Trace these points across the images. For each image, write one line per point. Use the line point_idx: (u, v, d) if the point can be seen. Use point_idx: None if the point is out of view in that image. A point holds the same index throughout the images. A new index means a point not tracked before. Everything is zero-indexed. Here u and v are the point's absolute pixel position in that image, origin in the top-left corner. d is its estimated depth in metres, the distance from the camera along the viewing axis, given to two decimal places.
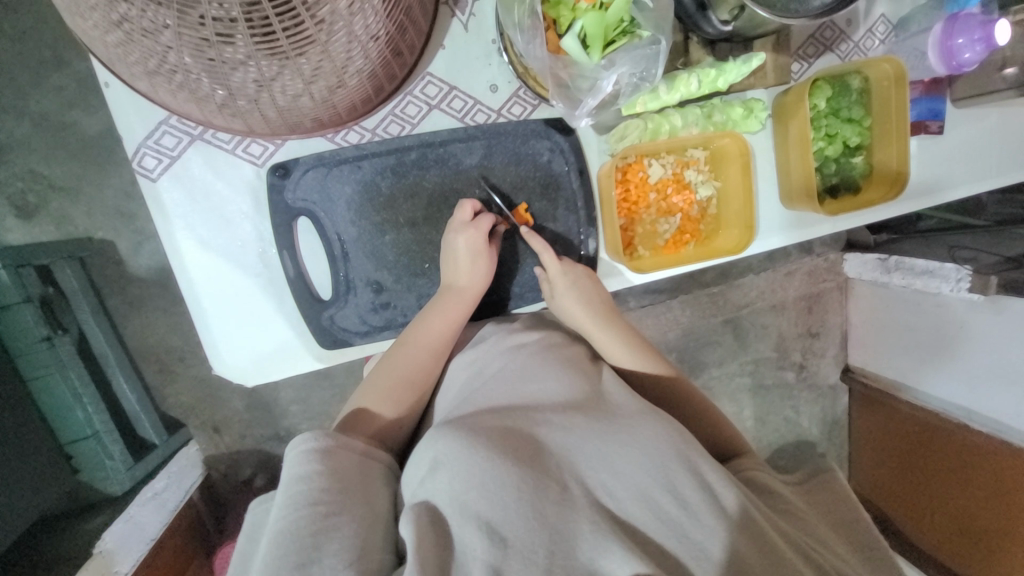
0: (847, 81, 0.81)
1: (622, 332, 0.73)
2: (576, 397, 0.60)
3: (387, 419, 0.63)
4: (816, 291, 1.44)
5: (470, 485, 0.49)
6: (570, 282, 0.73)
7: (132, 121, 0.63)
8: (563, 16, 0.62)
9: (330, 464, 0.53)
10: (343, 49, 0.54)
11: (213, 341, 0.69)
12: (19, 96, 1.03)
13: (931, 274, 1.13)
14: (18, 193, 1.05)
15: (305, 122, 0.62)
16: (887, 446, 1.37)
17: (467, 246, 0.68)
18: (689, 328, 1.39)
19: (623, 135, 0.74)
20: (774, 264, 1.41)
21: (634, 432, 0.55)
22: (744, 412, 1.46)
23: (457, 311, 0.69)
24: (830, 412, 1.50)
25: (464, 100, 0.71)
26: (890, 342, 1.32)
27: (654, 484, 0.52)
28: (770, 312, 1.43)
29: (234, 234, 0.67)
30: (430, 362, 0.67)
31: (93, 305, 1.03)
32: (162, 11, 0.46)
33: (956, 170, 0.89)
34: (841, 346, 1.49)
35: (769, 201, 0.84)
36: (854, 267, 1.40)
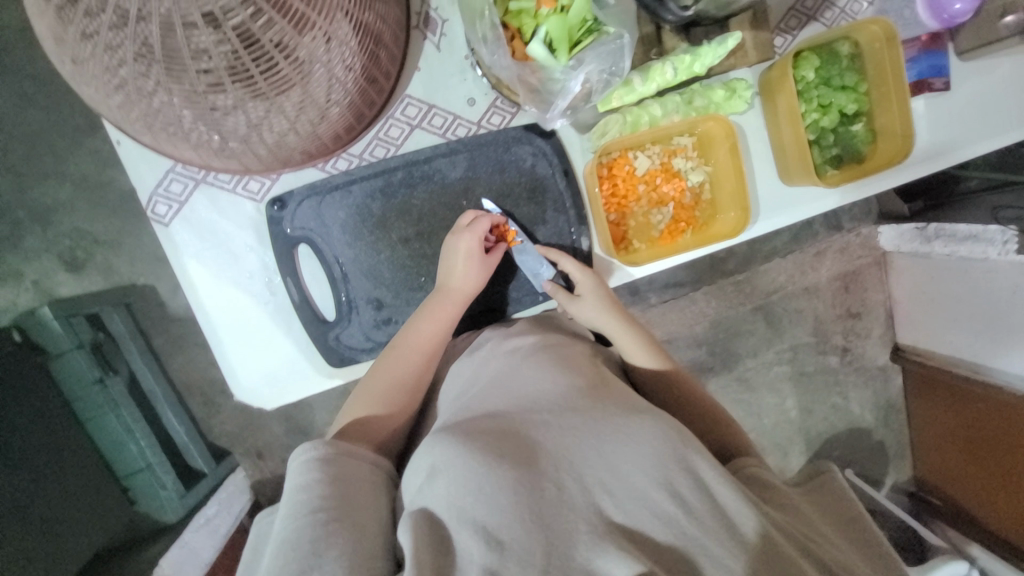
0: (835, 49, 0.78)
1: (640, 335, 0.74)
2: (572, 394, 0.59)
3: (383, 420, 0.64)
4: (852, 269, 1.39)
5: (465, 489, 0.50)
6: (593, 283, 0.73)
7: (142, 172, 0.68)
8: (526, 24, 0.63)
9: (331, 470, 0.55)
10: (322, 85, 0.59)
11: (232, 366, 0.73)
12: (60, 161, 1.14)
13: (975, 239, 1.08)
14: (68, 250, 1.16)
15: (295, 156, 0.66)
16: (950, 427, 1.29)
17: (463, 250, 0.69)
18: (717, 318, 1.37)
19: (604, 131, 0.74)
20: (801, 245, 1.37)
21: (630, 433, 0.54)
22: (786, 403, 1.43)
23: (445, 314, 0.70)
24: (883, 396, 1.46)
25: (444, 116, 0.74)
26: (940, 314, 1.25)
27: (648, 483, 0.51)
28: (803, 295, 1.39)
29: (241, 267, 0.72)
30: (422, 363, 0.68)
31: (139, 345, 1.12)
32: (155, 72, 0.51)
33: (971, 127, 0.85)
34: (887, 325, 1.43)
35: (767, 179, 0.82)
36: (890, 240, 1.35)
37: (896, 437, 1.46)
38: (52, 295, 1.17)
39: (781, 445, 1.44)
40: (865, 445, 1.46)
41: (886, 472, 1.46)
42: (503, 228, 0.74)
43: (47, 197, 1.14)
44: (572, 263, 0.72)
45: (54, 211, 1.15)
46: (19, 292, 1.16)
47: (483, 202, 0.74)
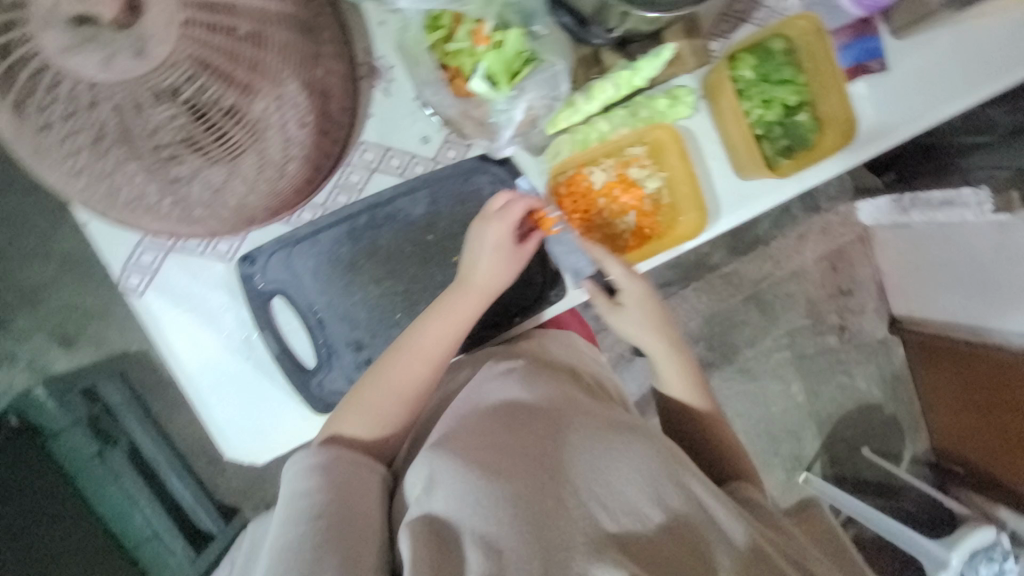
0: (768, 46, 0.81)
1: (685, 369, 0.79)
2: (567, 408, 0.61)
3: (374, 436, 0.68)
4: (836, 249, 1.53)
5: (465, 499, 0.51)
6: (639, 296, 0.76)
7: (111, 245, 0.70)
8: (465, 62, 0.66)
9: (327, 478, 0.60)
10: (278, 145, 0.61)
11: (218, 424, 0.74)
12: (44, 242, 1.19)
13: (953, 204, 1.17)
14: (60, 326, 1.21)
15: (259, 215, 0.67)
16: (954, 393, 1.38)
17: (493, 240, 0.70)
18: (711, 312, 1.51)
19: (556, 152, 0.78)
20: (783, 229, 1.51)
21: (629, 448, 0.55)
22: (793, 387, 1.57)
23: (463, 305, 0.70)
24: (888, 369, 1.59)
25: (401, 157, 0.76)
26: (936, 281, 1.31)
27: (645, 494, 0.52)
28: (792, 280, 1.53)
29: (217, 326, 0.73)
30: (425, 370, 0.69)
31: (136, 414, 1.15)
32: (118, 154, 0.56)
33: (919, 101, 0.87)
34: (879, 296, 1.56)
35: (724, 176, 0.83)
36: (871, 216, 1.48)
37: (906, 408, 1.60)
38: (46, 372, 1.21)
39: (794, 430, 1.59)
40: (876, 420, 1.61)
41: (904, 445, 1.61)
42: (541, 215, 0.74)
43: (35, 278, 1.20)
44: (618, 267, 0.75)
45: (44, 290, 1.20)
46: (14, 374, 1.20)
47: (519, 180, 0.77)
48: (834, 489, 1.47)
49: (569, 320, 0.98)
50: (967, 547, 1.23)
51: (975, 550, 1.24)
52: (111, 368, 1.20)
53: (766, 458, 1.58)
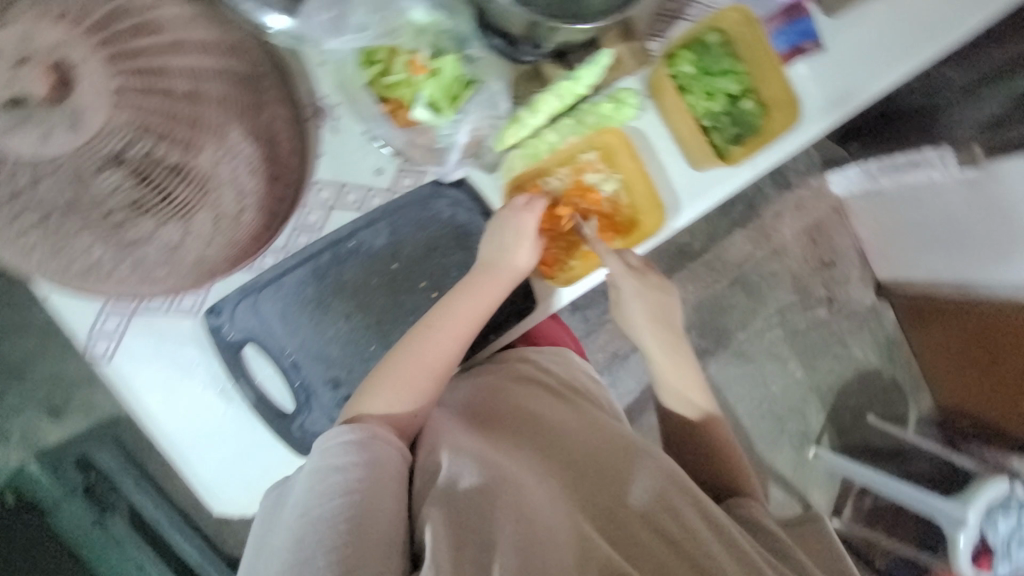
0: (704, 40, 0.83)
1: (690, 382, 0.83)
2: (583, 428, 0.70)
3: (403, 411, 0.68)
4: (813, 223, 1.55)
5: (504, 493, 0.56)
6: (645, 302, 0.81)
7: (74, 316, 0.70)
8: (405, 93, 0.68)
9: (363, 455, 0.59)
10: (230, 197, 0.62)
11: (206, 483, 0.74)
12: (21, 316, 1.19)
13: (917, 165, 1.19)
14: (47, 398, 1.21)
15: (219, 266, 0.67)
16: (949, 351, 1.40)
17: (517, 226, 0.73)
18: (699, 301, 1.52)
19: (510, 168, 0.78)
20: (758, 212, 1.53)
21: (640, 460, 0.65)
22: (791, 364, 1.58)
23: (490, 291, 0.73)
24: (881, 334, 1.60)
25: (357, 191, 0.77)
26: (912, 241, 1.34)
27: (653, 503, 0.60)
28: (774, 259, 1.54)
29: (192, 383, 0.73)
30: (455, 352, 0.72)
31: (133, 477, 1.18)
32: (67, 226, 0.56)
33: (862, 73, 0.89)
34: (863, 264, 1.58)
35: (680, 170, 0.84)
36: (842, 185, 1.49)
37: (904, 371, 1.61)
38: (38, 445, 1.21)
39: (797, 407, 1.59)
40: (877, 385, 1.61)
41: (908, 408, 1.62)
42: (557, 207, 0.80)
43: (16, 353, 1.20)
44: (618, 265, 0.78)
45: (28, 363, 1.20)
46: (10, 450, 1.20)
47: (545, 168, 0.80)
48: (846, 462, 1.47)
49: (558, 329, 0.98)
50: (981, 504, 1.21)
51: (991, 504, 1.22)
52: (104, 434, 1.21)
53: (773, 439, 1.58)
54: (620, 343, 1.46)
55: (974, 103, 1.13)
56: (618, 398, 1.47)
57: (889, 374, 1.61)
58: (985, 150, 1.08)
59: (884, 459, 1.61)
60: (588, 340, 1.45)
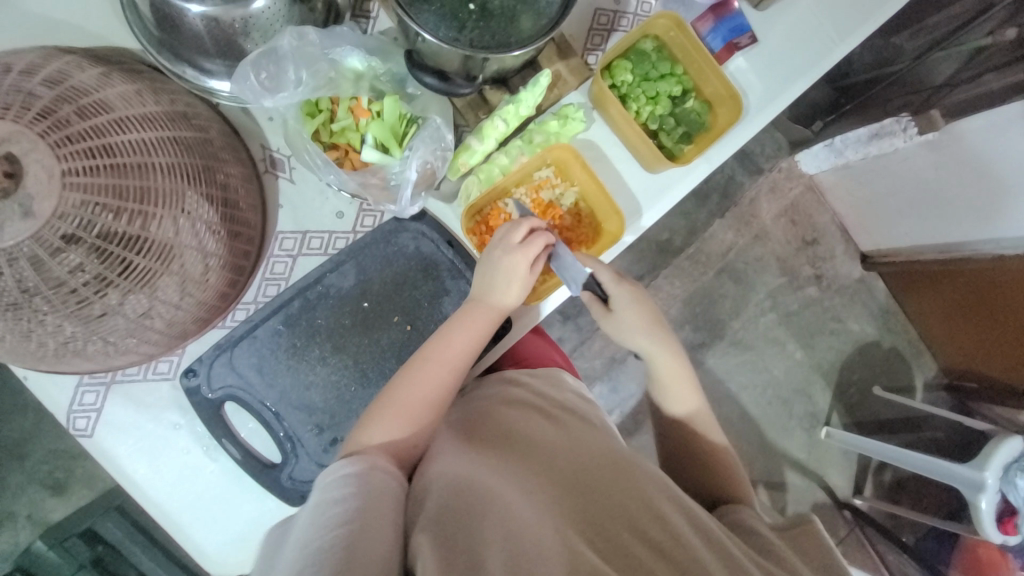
0: (639, 47, 0.85)
1: (686, 385, 0.82)
2: (582, 443, 0.69)
3: (402, 441, 0.67)
4: (790, 204, 1.56)
5: (497, 517, 0.54)
6: (635, 304, 0.81)
7: (54, 394, 0.71)
8: (352, 137, 0.72)
9: (360, 484, 0.58)
10: (194, 259, 0.64)
11: (202, 548, 0.75)
12: (16, 396, 1.20)
13: (878, 136, 1.23)
14: (49, 474, 1.21)
15: (189, 327, 0.70)
16: (946, 312, 1.40)
17: (506, 264, 0.73)
18: (688, 295, 1.53)
19: (467, 195, 0.80)
20: (733, 200, 1.55)
21: (636, 475, 0.64)
22: (788, 346, 1.57)
23: (483, 324, 0.74)
24: (874, 305, 1.60)
25: (320, 236, 0.79)
26: (887, 210, 1.35)
27: (642, 515, 0.58)
28: (756, 244, 1.56)
29: (176, 446, 0.74)
30: (450, 381, 0.71)
31: (141, 544, 1.17)
32: (29, 311, 0.57)
33: (797, 59, 0.91)
34: (846, 238, 1.59)
35: (635, 174, 0.86)
36: (811, 164, 1.50)
37: (903, 338, 1.60)
38: (46, 523, 1.21)
39: (801, 388, 1.58)
40: (878, 356, 1.61)
41: (913, 375, 1.61)
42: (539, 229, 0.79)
43: (15, 433, 1.20)
44: (608, 274, 0.80)
45: (27, 442, 1.21)
46: (19, 531, 1.21)
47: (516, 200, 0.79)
48: (859, 438, 1.45)
49: (542, 343, 0.97)
50: (998, 463, 1.18)
51: (1007, 464, 1.19)
52: (108, 503, 1.21)
53: (782, 423, 1.57)
54: (616, 346, 1.46)
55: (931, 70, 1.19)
56: (621, 403, 1.47)
57: (889, 343, 1.60)
58: (943, 112, 1.11)
59: (898, 430, 1.60)
60: (584, 348, 1.45)
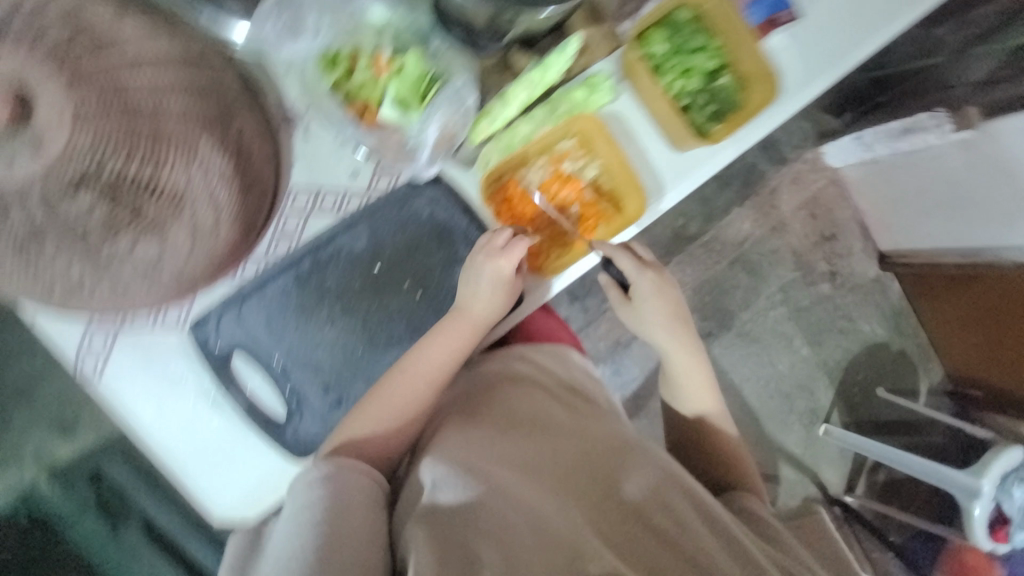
0: (675, 17, 0.81)
1: (705, 379, 0.82)
2: (576, 419, 0.69)
3: (385, 434, 0.70)
4: (810, 197, 1.52)
5: (479, 501, 0.56)
6: (654, 290, 0.80)
7: (64, 336, 0.71)
8: (372, 94, 0.70)
9: (332, 486, 0.59)
10: (206, 210, 0.62)
11: (208, 495, 0.75)
12: (27, 337, 1.22)
13: (912, 131, 1.15)
14: (58, 416, 1.24)
15: (199, 280, 0.69)
16: (958, 321, 1.39)
17: (489, 276, 0.71)
18: (698, 283, 1.51)
19: (486, 162, 0.78)
20: (754, 189, 1.51)
21: (630, 457, 0.64)
22: (796, 342, 1.56)
23: (463, 334, 0.73)
24: (888, 306, 1.58)
25: (334, 194, 0.77)
26: (912, 211, 1.32)
27: (642, 499, 0.59)
28: (773, 236, 1.52)
29: (184, 395, 0.74)
30: (427, 394, 0.72)
31: (146, 488, 1.20)
32: (43, 247, 0.56)
33: (839, 40, 0.87)
34: (865, 236, 1.56)
35: (660, 151, 0.83)
36: (838, 159, 1.46)
37: (913, 342, 1.58)
38: (53, 462, 1.24)
39: (804, 384, 1.57)
40: (886, 357, 1.59)
41: (918, 379, 1.59)
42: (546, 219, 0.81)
43: (25, 372, 1.23)
44: (629, 260, 0.79)
45: (37, 384, 1.23)
46: (25, 469, 1.24)
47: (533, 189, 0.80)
48: (859, 438, 1.43)
49: (549, 318, 0.96)
50: (996, 473, 1.18)
51: (1005, 473, 1.19)
52: (116, 447, 1.24)
53: (782, 418, 1.56)
54: (622, 330, 1.45)
55: (967, 68, 1.12)
56: (623, 386, 1.46)
57: (899, 346, 1.58)
58: (979, 111, 1.03)
59: (898, 434, 1.59)
60: (590, 330, 1.45)
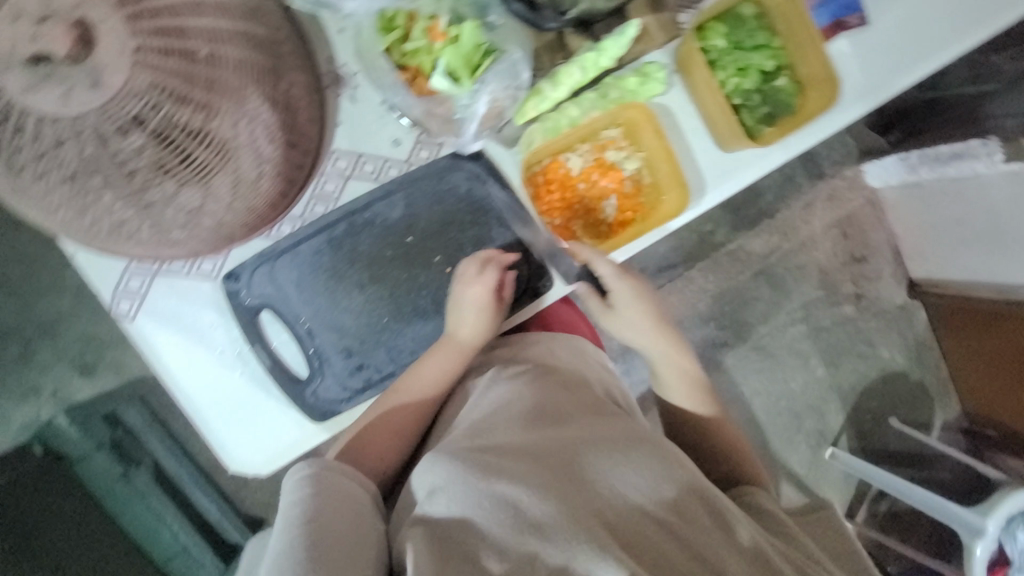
0: (738, 12, 0.78)
1: (689, 373, 0.82)
2: (578, 415, 0.67)
3: (383, 444, 0.72)
4: (844, 216, 1.48)
5: (470, 502, 0.54)
6: (632, 291, 0.80)
7: (102, 274, 0.73)
8: (424, 61, 0.69)
9: (319, 487, 0.61)
10: (250, 163, 0.62)
11: (225, 445, 0.77)
12: (58, 276, 1.25)
13: (960, 157, 1.14)
14: (79, 355, 1.27)
15: (237, 233, 0.69)
16: (977, 356, 1.35)
17: (468, 301, 0.73)
18: (719, 291, 1.48)
19: (530, 143, 0.77)
20: (788, 201, 1.47)
21: (632, 452, 0.61)
22: (812, 362, 1.53)
23: (453, 357, 0.75)
24: (911, 335, 1.54)
25: (375, 161, 0.77)
26: (948, 240, 1.28)
27: (642, 496, 0.57)
28: (802, 251, 1.49)
29: (211, 344, 0.76)
30: (419, 407, 0.75)
31: (158, 434, 1.23)
32: (91, 182, 0.57)
33: (906, 51, 0.83)
34: (896, 262, 1.51)
35: (705, 150, 0.81)
36: (877, 177, 1.43)
37: (933, 375, 1.54)
38: (69, 400, 1.27)
39: (816, 404, 1.54)
40: (903, 387, 1.55)
41: (933, 413, 1.55)
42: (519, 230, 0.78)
43: (51, 309, 1.26)
44: (607, 264, 0.77)
45: (61, 322, 1.26)
46: (41, 405, 1.27)
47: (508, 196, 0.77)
48: (863, 463, 1.41)
49: (568, 309, 0.96)
50: (1003, 513, 1.14)
51: (1013, 514, 1.15)
52: (132, 391, 1.27)
53: (790, 437, 1.53)
54: None
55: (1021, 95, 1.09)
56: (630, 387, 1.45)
57: (918, 377, 1.54)
58: None
59: (905, 467, 1.55)
60: None
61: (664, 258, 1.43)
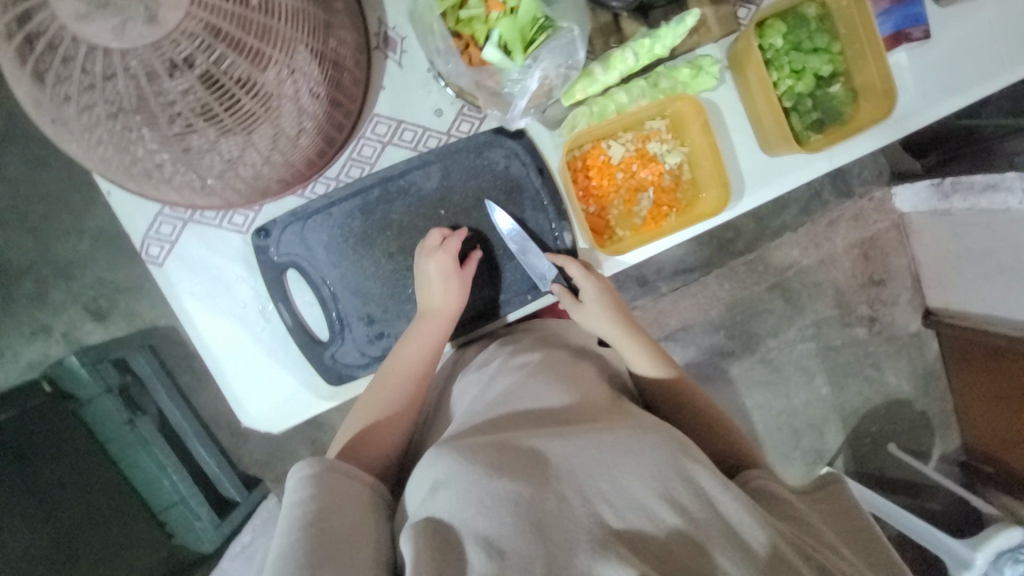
0: (800, 12, 0.76)
1: (643, 342, 0.75)
2: (583, 407, 0.64)
3: (383, 434, 0.69)
4: (868, 237, 1.45)
5: (469, 502, 0.52)
6: (594, 292, 0.74)
7: (134, 217, 0.73)
8: (478, 30, 0.68)
9: (320, 487, 0.58)
10: (292, 116, 0.62)
11: (239, 398, 0.77)
12: (79, 219, 1.26)
13: (993, 188, 1.12)
14: (92, 300, 1.28)
15: (272, 186, 0.69)
16: (988, 395, 1.34)
17: (438, 272, 0.71)
18: (733, 300, 1.45)
19: (573, 125, 0.76)
20: (812, 217, 1.45)
21: (636, 444, 0.57)
22: (818, 381, 1.51)
23: (435, 332, 0.73)
24: (921, 364, 1.52)
25: (414, 130, 0.76)
26: (971, 271, 1.26)
27: (641, 492, 0.54)
28: (820, 268, 1.46)
29: (235, 297, 0.75)
30: (405, 386, 0.71)
31: (163, 385, 1.24)
32: (130, 119, 0.55)
33: (967, 69, 0.80)
34: (915, 289, 1.49)
35: (748, 151, 0.79)
36: (907, 201, 1.40)
37: (938, 406, 1.53)
38: (78, 343, 1.28)
39: (817, 423, 1.52)
40: (908, 415, 1.53)
41: (933, 443, 1.53)
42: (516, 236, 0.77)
43: (69, 251, 1.26)
44: (577, 267, 0.73)
45: (77, 265, 1.27)
46: (50, 345, 1.28)
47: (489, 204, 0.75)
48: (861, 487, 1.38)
49: None
50: (992, 548, 1.14)
51: (1001, 550, 1.15)
52: (142, 341, 1.28)
53: (787, 453, 1.52)
54: None
55: None
56: None
57: (922, 407, 1.53)
58: None
59: (899, 494, 1.53)
60: None
61: (681, 262, 1.41)
